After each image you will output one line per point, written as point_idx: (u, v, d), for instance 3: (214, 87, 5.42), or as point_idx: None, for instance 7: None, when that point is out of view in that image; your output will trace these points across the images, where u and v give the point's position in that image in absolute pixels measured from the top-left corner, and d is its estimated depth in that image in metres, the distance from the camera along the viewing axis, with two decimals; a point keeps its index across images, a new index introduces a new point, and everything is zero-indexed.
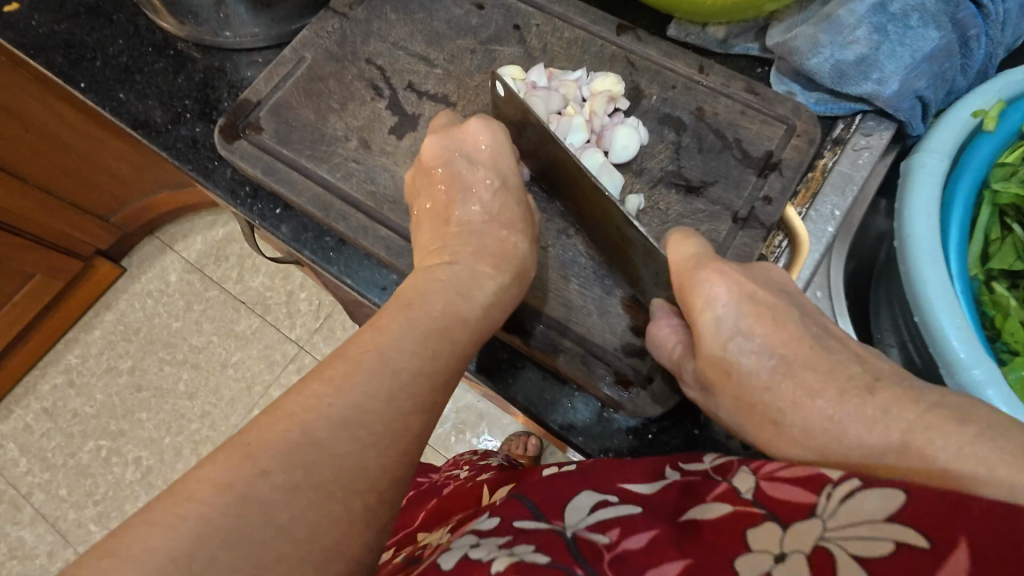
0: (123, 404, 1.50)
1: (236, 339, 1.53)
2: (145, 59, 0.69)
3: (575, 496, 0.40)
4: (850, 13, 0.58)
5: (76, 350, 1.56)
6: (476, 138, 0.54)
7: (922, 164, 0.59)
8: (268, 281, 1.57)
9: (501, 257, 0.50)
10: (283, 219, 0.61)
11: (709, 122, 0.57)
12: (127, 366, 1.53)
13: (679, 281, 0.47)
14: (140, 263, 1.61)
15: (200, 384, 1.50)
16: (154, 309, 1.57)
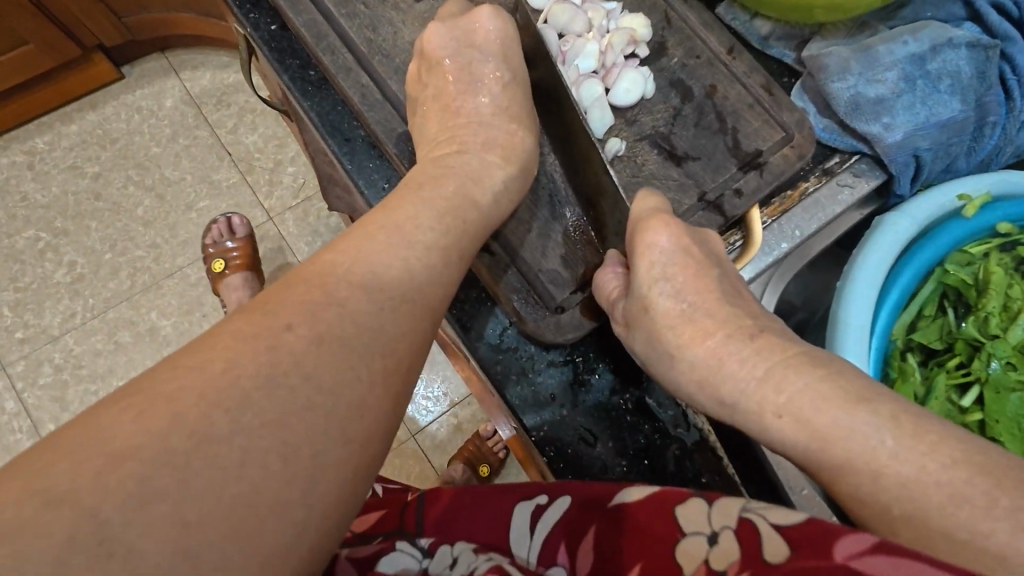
0: (76, 206, 1.46)
1: (210, 188, 1.49)
2: None
3: (516, 514, 0.46)
4: (887, 52, 0.59)
5: (46, 136, 1.50)
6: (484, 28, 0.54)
7: (891, 223, 0.60)
8: (260, 143, 1.52)
9: (511, 149, 0.52)
10: (275, 38, 0.59)
11: (716, 102, 0.57)
12: (92, 171, 1.48)
13: (632, 226, 0.49)
14: (140, 76, 1.55)
15: (159, 215, 1.46)
16: (138, 127, 1.52)
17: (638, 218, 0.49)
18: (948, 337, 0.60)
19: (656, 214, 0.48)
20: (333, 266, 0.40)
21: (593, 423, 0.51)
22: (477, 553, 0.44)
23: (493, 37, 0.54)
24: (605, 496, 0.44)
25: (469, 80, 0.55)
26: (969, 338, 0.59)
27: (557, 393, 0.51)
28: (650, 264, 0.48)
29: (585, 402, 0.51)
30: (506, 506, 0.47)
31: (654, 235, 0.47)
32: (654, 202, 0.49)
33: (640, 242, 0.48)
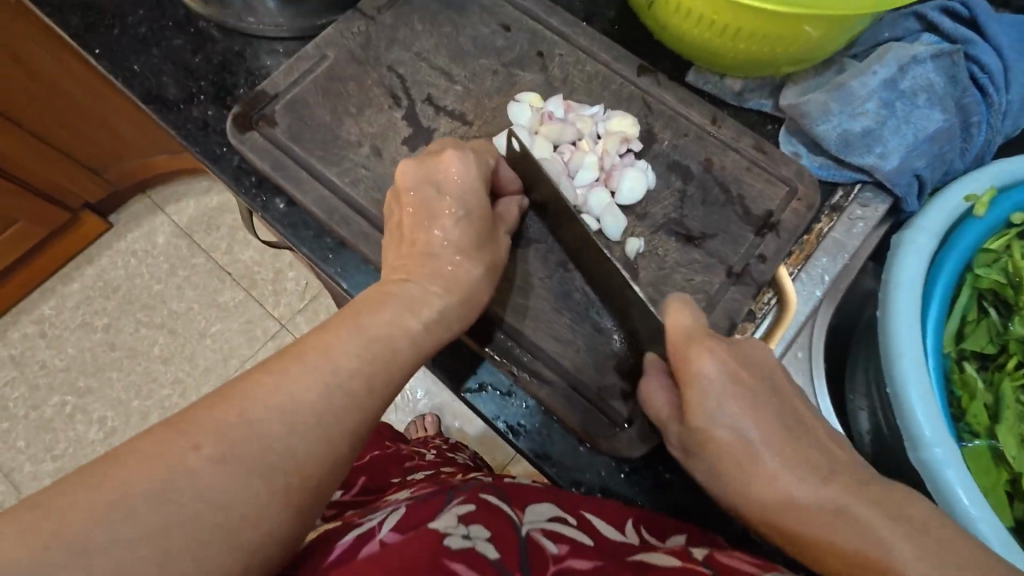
0: (94, 361, 1.47)
1: (218, 310, 1.51)
2: (164, 33, 0.69)
3: (541, 505, 0.44)
4: (861, 85, 0.61)
5: (50, 302, 1.51)
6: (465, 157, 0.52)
7: (909, 242, 0.61)
8: (257, 257, 1.55)
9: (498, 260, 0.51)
10: (286, 214, 0.60)
11: (715, 174, 0.59)
12: (102, 324, 1.50)
13: (674, 350, 0.47)
14: (127, 221, 1.57)
15: (176, 350, 1.48)
16: (137, 270, 1.54)
17: (679, 343, 0.47)
18: (999, 339, 0.61)
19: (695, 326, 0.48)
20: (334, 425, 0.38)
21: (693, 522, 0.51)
22: (458, 523, 0.37)
23: (493, 164, 0.53)
24: (629, 550, 0.41)
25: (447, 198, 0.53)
26: (1019, 337, 0.59)
27: (644, 499, 0.52)
28: (704, 390, 0.45)
29: (673, 492, 0.52)
30: (536, 497, 0.45)
31: (699, 362, 0.45)
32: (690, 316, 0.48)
33: (685, 370, 0.46)
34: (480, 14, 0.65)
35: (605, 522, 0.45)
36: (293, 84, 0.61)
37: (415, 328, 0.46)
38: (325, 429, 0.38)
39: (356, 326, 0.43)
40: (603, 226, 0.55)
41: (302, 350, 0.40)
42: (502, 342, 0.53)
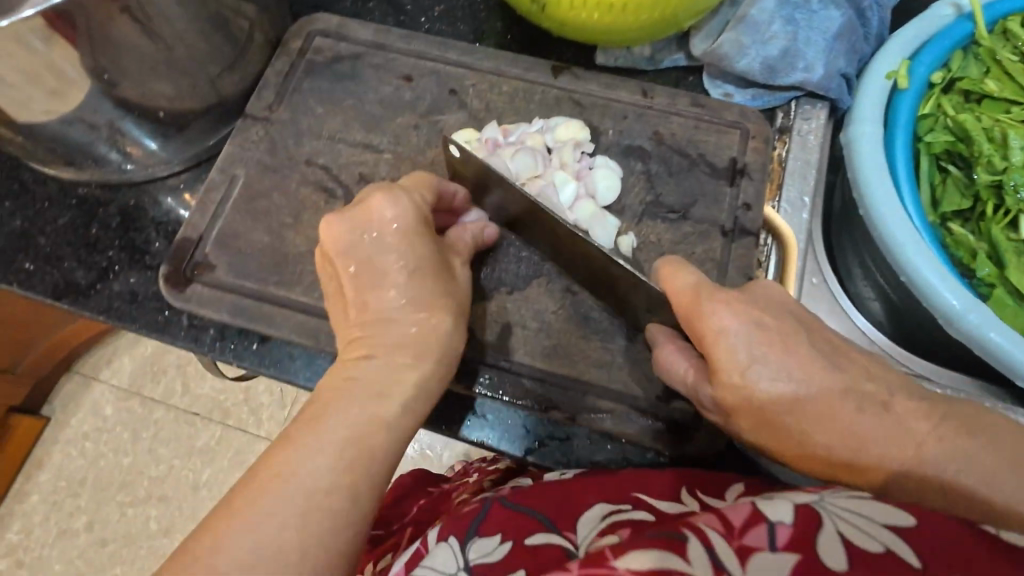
0: (87, 568, 1.19)
1: (200, 457, 1.25)
2: (45, 216, 0.61)
3: (588, 509, 0.42)
4: (761, 11, 0.60)
5: (13, 525, 1.21)
6: (380, 214, 0.46)
7: (860, 135, 0.63)
8: (218, 385, 1.30)
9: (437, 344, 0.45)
10: (265, 353, 0.55)
11: (669, 144, 0.58)
12: (82, 524, 1.21)
13: (684, 314, 0.44)
14: (64, 405, 1.29)
15: (174, 517, 1.21)
16: (96, 452, 1.25)
17: (689, 302, 0.43)
18: (970, 191, 0.63)
19: (702, 290, 0.44)
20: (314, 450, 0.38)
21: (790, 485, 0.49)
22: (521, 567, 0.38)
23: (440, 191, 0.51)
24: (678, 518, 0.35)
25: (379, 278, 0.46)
26: (987, 183, 0.62)
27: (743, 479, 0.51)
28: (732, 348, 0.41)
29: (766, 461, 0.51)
30: (580, 499, 0.43)
31: (718, 317, 0.42)
32: (692, 273, 0.45)
33: (707, 329, 0.42)
34: (377, 74, 0.62)
35: (658, 496, 0.43)
36: (211, 221, 0.56)
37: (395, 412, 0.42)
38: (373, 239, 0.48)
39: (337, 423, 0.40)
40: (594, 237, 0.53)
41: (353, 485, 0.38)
42: (545, 391, 0.50)
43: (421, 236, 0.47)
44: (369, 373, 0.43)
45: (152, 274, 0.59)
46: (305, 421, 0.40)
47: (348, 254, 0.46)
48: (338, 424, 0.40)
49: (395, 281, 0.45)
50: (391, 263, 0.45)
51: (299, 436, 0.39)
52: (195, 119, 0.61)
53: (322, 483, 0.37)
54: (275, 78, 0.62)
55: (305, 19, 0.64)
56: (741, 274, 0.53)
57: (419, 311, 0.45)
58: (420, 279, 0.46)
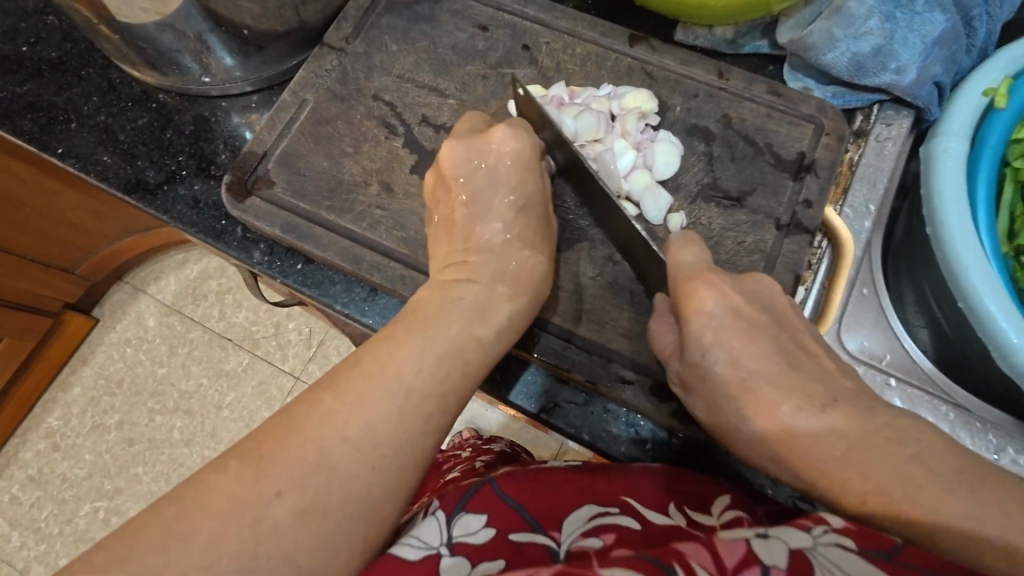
0: (115, 461, 1.27)
1: (228, 378, 1.32)
2: (126, 115, 0.65)
3: (576, 509, 0.41)
4: (860, 3, 0.57)
5: (57, 412, 1.32)
6: (501, 147, 0.49)
7: (942, 150, 0.60)
8: (253, 314, 1.35)
9: (523, 279, 0.47)
10: (307, 274, 0.57)
11: (736, 128, 0.56)
12: (115, 421, 1.30)
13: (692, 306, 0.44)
14: (113, 310, 1.37)
15: (197, 429, 1.29)
16: (135, 358, 1.34)
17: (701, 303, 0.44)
18: None
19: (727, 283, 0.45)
20: (407, 348, 0.39)
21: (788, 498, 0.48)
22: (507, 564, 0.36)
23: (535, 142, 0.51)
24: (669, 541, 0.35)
25: (481, 206, 0.49)
26: None
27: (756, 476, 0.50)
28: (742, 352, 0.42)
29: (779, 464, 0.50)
30: (570, 498, 0.42)
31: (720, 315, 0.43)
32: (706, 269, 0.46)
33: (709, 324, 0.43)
34: (453, 20, 0.62)
35: (647, 506, 0.42)
36: (277, 140, 0.58)
37: (489, 335, 0.43)
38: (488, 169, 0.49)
39: (430, 334, 0.40)
40: (645, 210, 0.53)
41: (449, 383, 0.39)
42: (569, 352, 0.50)
43: (534, 175, 0.49)
44: (476, 293, 0.45)
45: (215, 184, 0.62)
46: (406, 326, 0.41)
47: (464, 179, 0.49)
48: (444, 335, 0.41)
49: (503, 215, 0.49)
50: (505, 199, 0.49)
51: (405, 336, 0.40)
52: (274, 43, 0.62)
53: (421, 386, 0.38)
54: (354, 12, 0.63)
55: None
56: (789, 269, 0.52)
57: (524, 248, 0.48)
58: (526, 215, 0.49)
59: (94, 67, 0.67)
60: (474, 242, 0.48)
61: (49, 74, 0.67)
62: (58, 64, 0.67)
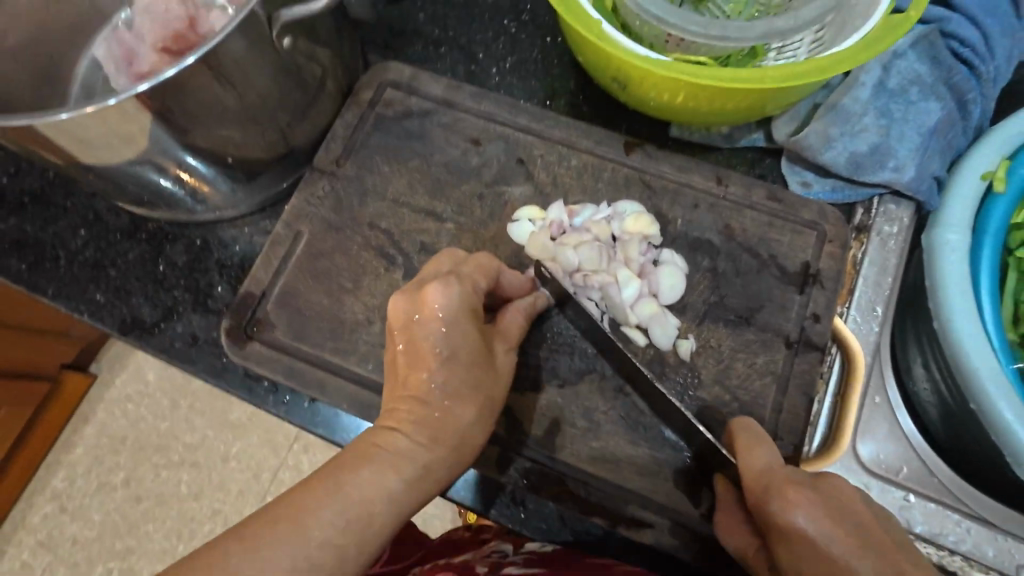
0: (125, 519, 1.15)
1: (233, 428, 1.21)
2: (116, 248, 0.63)
3: None
4: (854, 100, 0.58)
5: (60, 473, 1.18)
6: (433, 304, 0.45)
7: (944, 242, 0.60)
8: None
9: (443, 432, 0.43)
10: (315, 412, 0.56)
11: (739, 240, 0.56)
12: (121, 479, 1.18)
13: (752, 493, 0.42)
14: (111, 364, 1.25)
15: (204, 482, 1.18)
16: (138, 412, 1.21)
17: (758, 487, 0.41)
18: None
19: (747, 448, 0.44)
20: (316, 506, 0.37)
21: None
22: None
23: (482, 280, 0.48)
24: None
25: (411, 354, 0.45)
26: None
27: None
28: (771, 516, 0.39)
29: None
30: None
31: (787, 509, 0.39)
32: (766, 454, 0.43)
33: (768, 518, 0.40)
34: (444, 135, 0.61)
35: None
36: (274, 278, 0.57)
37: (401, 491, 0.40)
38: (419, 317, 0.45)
39: (340, 492, 0.38)
40: (653, 337, 0.52)
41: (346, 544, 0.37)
42: (586, 494, 0.50)
43: (465, 322, 0.45)
44: (397, 447, 0.42)
45: (213, 318, 0.60)
46: (331, 477, 0.39)
47: (401, 330, 0.45)
48: (352, 492, 0.38)
49: (430, 365, 0.44)
50: (430, 350, 0.44)
51: (319, 490, 0.38)
52: (267, 167, 0.61)
53: (317, 546, 0.36)
54: (343, 130, 0.62)
55: (377, 68, 0.63)
56: (802, 391, 0.51)
57: (446, 399, 0.44)
58: (453, 368, 0.44)
59: (79, 197, 0.65)
60: (400, 390, 0.45)
61: (32, 207, 0.65)
62: (41, 196, 0.65)
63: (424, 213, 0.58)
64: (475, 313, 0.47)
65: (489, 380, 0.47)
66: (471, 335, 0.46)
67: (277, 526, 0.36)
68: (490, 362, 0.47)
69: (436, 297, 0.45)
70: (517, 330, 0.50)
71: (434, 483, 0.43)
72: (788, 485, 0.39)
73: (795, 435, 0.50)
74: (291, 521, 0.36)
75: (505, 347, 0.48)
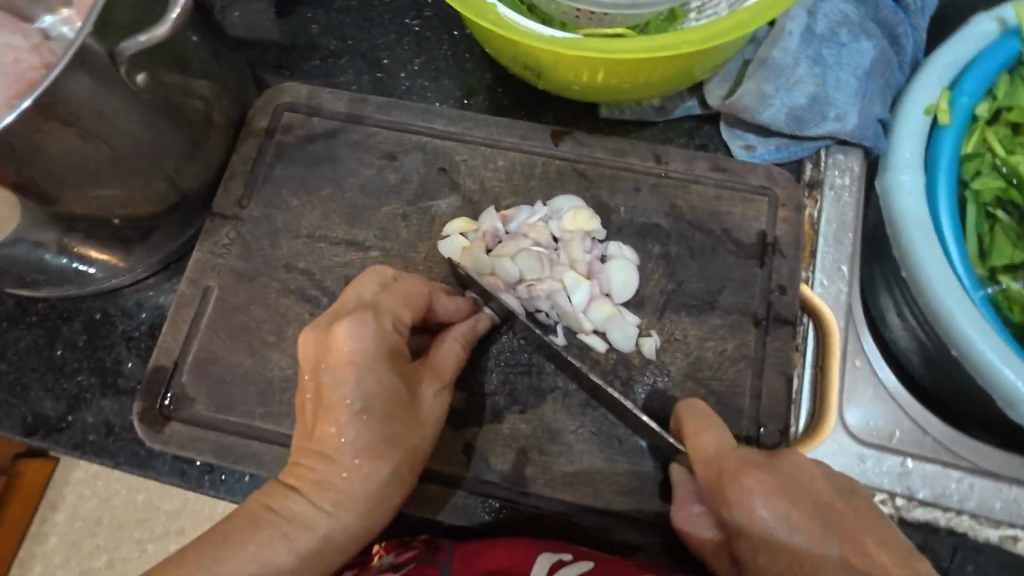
0: None
1: None
2: (4, 339, 0.55)
3: None
4: (784, 52, 0.55)
5: None
6: (341, 345, 0.39)
7: (900, 184, 0.57)
8: None
9: (345, 495, 0.38)
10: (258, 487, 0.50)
11: (689, 219, 0.51)
12: None
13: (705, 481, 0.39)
14: None
15: None
16: None
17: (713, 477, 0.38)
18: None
19: (693, 423, 0.42)
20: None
21: None
22: None
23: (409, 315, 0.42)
24: None
25: (319, 403, 0.39)
26: None
27: None
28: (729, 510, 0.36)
29: None
30: None
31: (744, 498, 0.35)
32: (715, 434, 0.40)
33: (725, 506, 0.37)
34: (355, 154, 0.55)
35: None
36: (185, 345, 0.50)
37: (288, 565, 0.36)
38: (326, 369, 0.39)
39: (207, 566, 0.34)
40: (613, 341, 0.47)
41: None
42: (569, 526, 0.45)
43: (380, 372, 0.39)
44: (291, 509, 0.37)
45: (127, 399, 0.53)
46: (225, 538, 0.35)
47: (310, 374, 0.39)
48: (224, 561, 0.34)
49: (338, 418, 0.38)
50: (339, 401, 0.38)
51: (205, 552, 0.34)
52: (164, 220, 0.54)
53: None
54: (241, 166, 0.55)
55: (271, 92, 0.57)
56: (780, 371, 0.47)
57: (356, 456, 0.38)
58: (366, 422, 0.38)
59: None
60: (309, 447, 0.39)
61: None
62: None
63: (345, 244, 0.52)
64: (393, 354, 0.41)
65: (415, 427, 0.41)
66: (387, 383, 0.39)
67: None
68: (412, 405, 0.41)
69: (347, 344, 0.39)
70: (452, 364, 0.44)
71: (336, 553, 0.38)
72: (741, 472, 0.37)
73: (780, 420, 0.46)
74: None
75: (436, 388, 0.43)
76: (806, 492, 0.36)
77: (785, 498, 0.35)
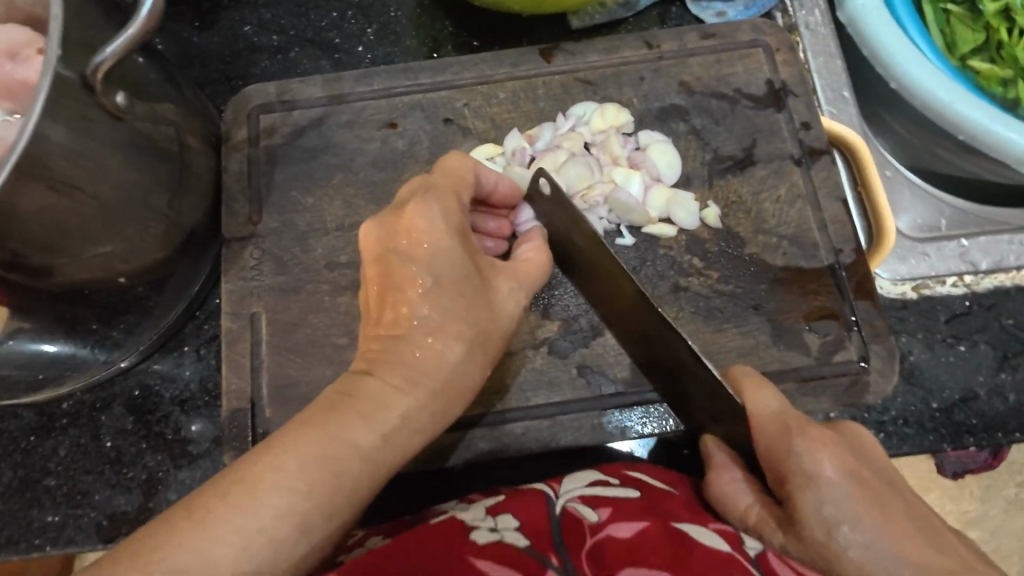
0: None
1: None
2: (38, 451, 0.49)
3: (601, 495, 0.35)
4: None
5: None
6: (411, 225, 0.37)
7: (860, 8, 0.56)
8: None
9: (427, 377, 0.35)
10: None
11: (700, 90, 0.52)
12: None
13: (767, 444, 0.37)
14: None
15: None
16: None
17: (778, 436, 0.37)
18: (979, 23, 0.60)
19: (751, 382, 0.40)
20: (275, 462, 0.30)
21: (953, 399, 0.49)
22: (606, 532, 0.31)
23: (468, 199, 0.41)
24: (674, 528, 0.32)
25: (388, 284, 0.37)
26: (995, 12, 0.58)
27: (918, 401, 0.49)
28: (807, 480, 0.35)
29: (930, 375, 0.49)
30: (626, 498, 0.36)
31: (821, 462, 0.36)
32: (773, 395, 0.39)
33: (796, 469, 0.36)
34: (352, 134, 0.52)
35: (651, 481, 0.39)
36: (254, 380, 0.46)
37: (371, 443, 0.32)
38: (401, 253, 0.37)
39: (295, 446, 0.30)
40: (679, 221, 0.48)
41: (300, 510, 0.30)
42: None
43: (448, 241, 0.37)
44: (367, 389, 0.34)
45: (205, 462, 0.49)
46: (309, 423, 0.32)
47: (373, 259, 0.38)
48: (310, 445, 0.31)
49: (410, 296, 0.36)
50: (409, 277, 0.37)
51: (289, 436, 0.31)
52: (176, 265, 0.49)
53: (273, 507, 0.29)
54: (237, 185, 0.51)
55: (237, 100, 0.52)
56: (834, 197, 0.49)
57: (429, 334, 0.36)
58: (440, 296, 0.36)
59: None
60: (381, 331, 0.36)
61: None
62: None
63: None
64: (460, 227, 0.39)
65: (483, 296, 0.38)
66: (455, 253, 0.37)
67: (232, 491, 0.29)
68: (484, 290, 0.38)
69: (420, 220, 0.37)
70: (532, 267, 0.41)
71: (416, 435, 0.35)
72: (811, 425, 0.37)
73: (850, 239, 0.48)
74: (249, 486, 0.29)
75: (505, 279, 0.39)
76: (864, 458, 0.37)
77: (849, 455, 0.36)
